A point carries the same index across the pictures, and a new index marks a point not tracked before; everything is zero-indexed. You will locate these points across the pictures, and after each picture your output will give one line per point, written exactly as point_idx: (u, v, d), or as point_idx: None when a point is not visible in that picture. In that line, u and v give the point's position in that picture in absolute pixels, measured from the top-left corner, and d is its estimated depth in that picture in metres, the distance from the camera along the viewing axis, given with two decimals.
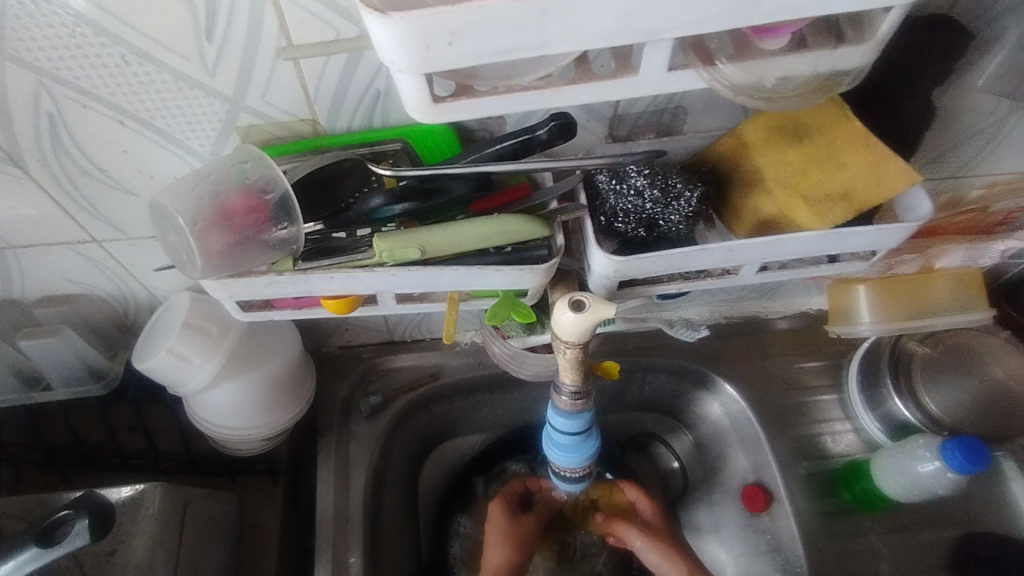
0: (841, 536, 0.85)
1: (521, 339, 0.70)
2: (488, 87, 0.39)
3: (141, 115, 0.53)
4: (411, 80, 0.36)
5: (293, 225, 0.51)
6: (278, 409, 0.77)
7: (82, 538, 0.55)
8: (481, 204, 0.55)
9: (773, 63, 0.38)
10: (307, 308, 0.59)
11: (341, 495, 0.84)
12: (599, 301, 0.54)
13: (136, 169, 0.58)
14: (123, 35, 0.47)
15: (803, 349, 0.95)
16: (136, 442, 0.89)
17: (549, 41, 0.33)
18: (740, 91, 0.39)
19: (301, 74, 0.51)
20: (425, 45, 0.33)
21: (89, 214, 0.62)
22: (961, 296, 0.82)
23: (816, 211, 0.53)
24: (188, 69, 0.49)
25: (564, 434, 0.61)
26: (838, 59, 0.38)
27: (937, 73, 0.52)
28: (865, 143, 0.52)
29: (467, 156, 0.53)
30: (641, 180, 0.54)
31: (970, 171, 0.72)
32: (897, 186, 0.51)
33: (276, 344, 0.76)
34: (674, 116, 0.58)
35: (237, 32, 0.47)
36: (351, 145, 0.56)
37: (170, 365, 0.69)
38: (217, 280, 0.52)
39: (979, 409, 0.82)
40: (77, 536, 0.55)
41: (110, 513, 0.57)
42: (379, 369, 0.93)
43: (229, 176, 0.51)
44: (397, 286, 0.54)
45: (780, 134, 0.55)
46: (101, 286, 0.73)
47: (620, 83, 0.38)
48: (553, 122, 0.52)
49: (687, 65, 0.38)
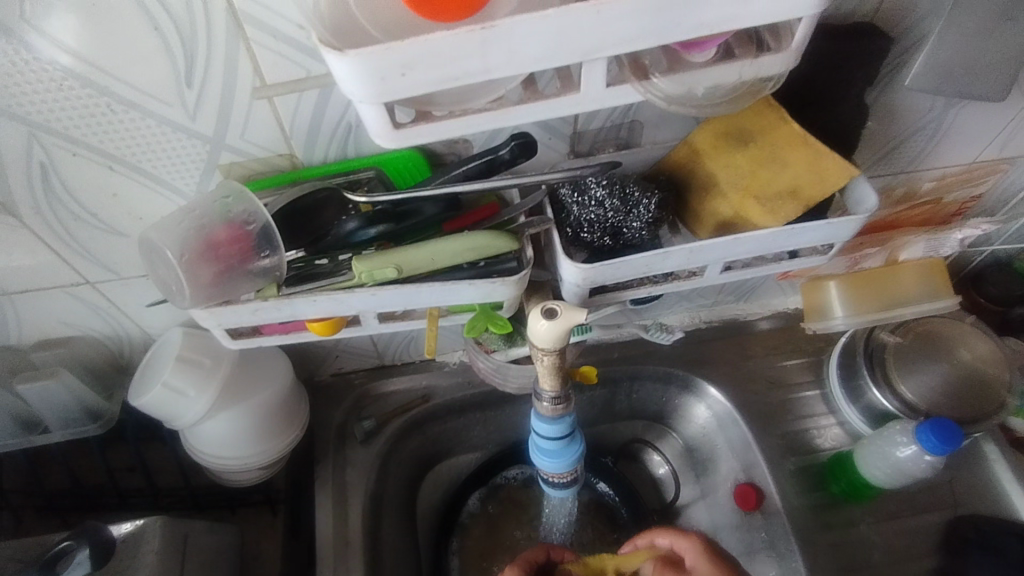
0: (833, 528, 0.86)
1: (504, 353, 0.73)
2: (445, 112, 0.42)
3: (129, 160, 0.56)
4: (372, 110, 0.40)
5: (275, 253, 0.54)
6: (273, 436, 0.79)
7: (83, 566, 0.64)
8: (454, 223, 0.58)
9: (702, 74, 0.42)
10: (294, 332, 0.61)
11: (339, 520, 0.85)
12: (569, 308, 0.57)
13: (126, 210, 0.61)
14: (108, 86, 0.50)
15: (783, 348, 0.98)
16: (135, 481, 0.90)
17: (493, 67, 0.37)
18: (674, 101, 0.43)
19: (276, 111, 0.54)
20: (381, 77, 0.36)
21: (82, 257, 0.65)
22: (927, 285, 0.85)
23: (768, 209, 0.57)
24: (170, 113, 0.53)
25: (548, 439, 0.63)
26: (760, 67, 0.42)
27: (865, 75, 0.57)
28: (805, 142, 0.56)
29: (436, 178, 0.56)
30: (600, 191, 0.58)
31: (919, 165, 0.76)
32: (839, 180, 0.55)
33: (268, 373, 0.78)
34: (631, 130, 0.62)
35: (214, 76, 0.51)
36: (327, 175, 0.59)
37: (165, 399, 0.71)
38: (205, 309, 0.55)
39: (956, 391, 0.84)
40: (79, 565, 0.63)
41: (109, 546, 0.65)
42: (372, 394, 0.95)
43: (213, 211, 0.54)
44: (377, 306, 0.57)
45: (727, 140, 0.59)
46: (95, 327, 0.76)
47: (565, 101, 0.42)
48: (514, 141, 0.55)
49: (624, 81, 0.41)
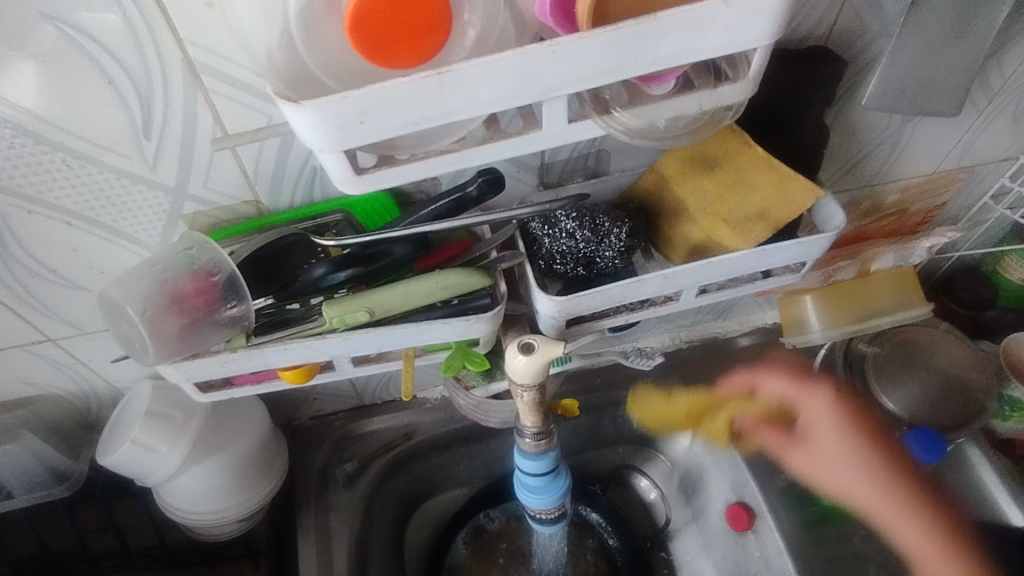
0: (826, 544, 0.85)
1: (484, 389, 0.71)
2: (408, 155, 0.42)
3: (87, 214, 0.55)
4: (333, 157, 0.39)
5: (242, 302, 0.52)
6: (251, 487, 0.76)
7: None
8: (425, 262, 0.57)
9: (662, 106, 0.42)
10: (267, 381, 0.60)
11: (324, 569, 0.82)
12: (547, 341, 0.57)
13: (86, 265, 0.59)
14: (62, 141, 0.49)
15: (765, 363, 0.98)
16: (105, 542, 0.85)
17: (452, 110, 0.37)
18: (637, 134, 0.43)
19: (238, 159, 0.54)
20: (339, 125, 0.36)
21: (42, 314, 0.63)
22: (901, 295, 0.86)
23: (739, 232, 0.57)
24: (129, 165, 0.52)
25: (532, 476, 0.62)
26: (719, 96, 0.42)
27: (825, 97, 0.58)
28: (770, 164, 0.56)
29: (405, 219, 0.56)
30: (571, 223, 0.57)
31: (882, 178, 0.77)
32: (805, 201, 0.55)
33: (243, 422, 0.75)
34: (598, 159, 0.62)
35: (173, 127, 0.50)
36: (294, 221, 0.58)
37: (135, 457, 0.68)
38: (172, 364, 0.53)
39: (937, 398, 0.84)
40: None
41: None
42: (353, 435, 0.93)
43: (176, 263, 0.53)
44: (351, 350, 0.56)
45: (694, 165, 0.59)
46: (59, 385, 0.73)
47: (528, 138, 0.42)
48: (481, 177, 0.54)
49: (585, 116, 0.41)
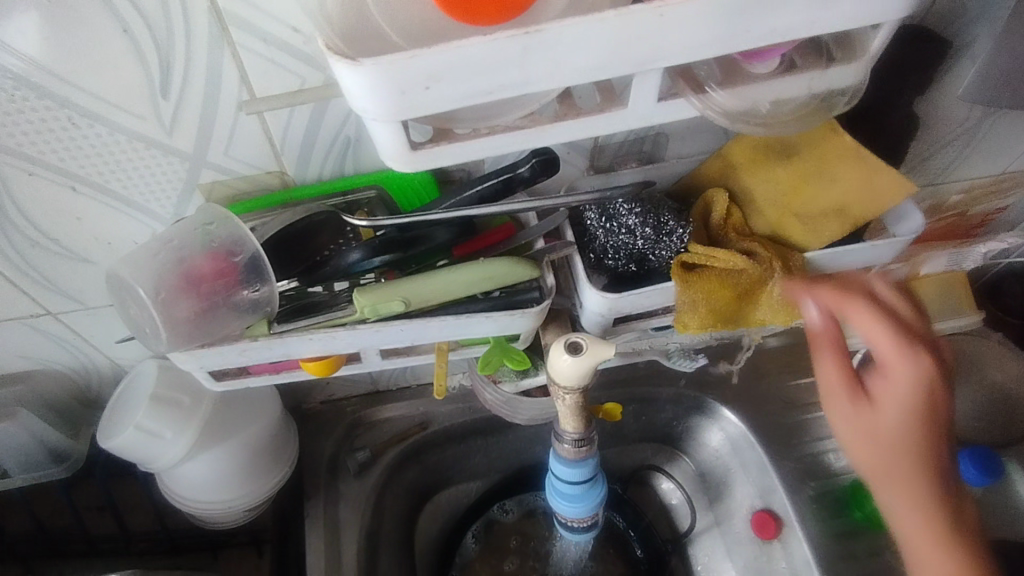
0: (857, 558, 0.81)
1: (514, 386, 0.66)
2: (469, 129, 0.36)
3: (94, 180, 0.49)
4: (386, 128, 0.34)
5: (266, 285, 0.47)
6: (260, 476, 0.72)
7: None
8: (464, 248, 0.52)
9: (764, 87, 0.36)
10: (285, 371, 0.55)
11: (333, 563, 0.78)
12: (596, 341, 0.52)
13: (92, 236, 0.54)
14: (70, 97, 0.43)
15: (798, 366, 0.92)
16: (105, 524, 0.81)
17: (532, 79, 0.31)
18: (733, 119, 0.37)
19: (265, 125, 0.48)
20: (401, 92, 0.30)
21: (41, 286, 0.58)
22: (952, 303, 0.80)
23: (811, 228, 0.52)
24: (143, 128, 0.46)
25: (568, 484, 0.57)
26: (830, 79, 0.36)
27: (916, 83, 0.53)
28: (858, 154, 0.51)
29: (446, 200, 0.51)
30: (631, 218, 0.53)
31: (947, 177, 0.70)
32: (892, 197, 0.50)
33: (254, 408, 0.71)
34: (656, 143, 0.57)
35: (195, 87, 0.44)
36: (322, 196, 0.53)
37: (139, 442, 0.64)
38: (185, 351, 0.48)
39: (985, 413, 0.80)
40: None
41: None
42: (366, 422, 0.88)
43: (192, 240, 0.47)
44: (381, 342, 0.51)
45: (768, 153, 0.54)
46: (59, 360, 0.68)
47: (608, 117, 0.36)
48: (535, 158, 0.49)
49: (676, 93, 0.36)
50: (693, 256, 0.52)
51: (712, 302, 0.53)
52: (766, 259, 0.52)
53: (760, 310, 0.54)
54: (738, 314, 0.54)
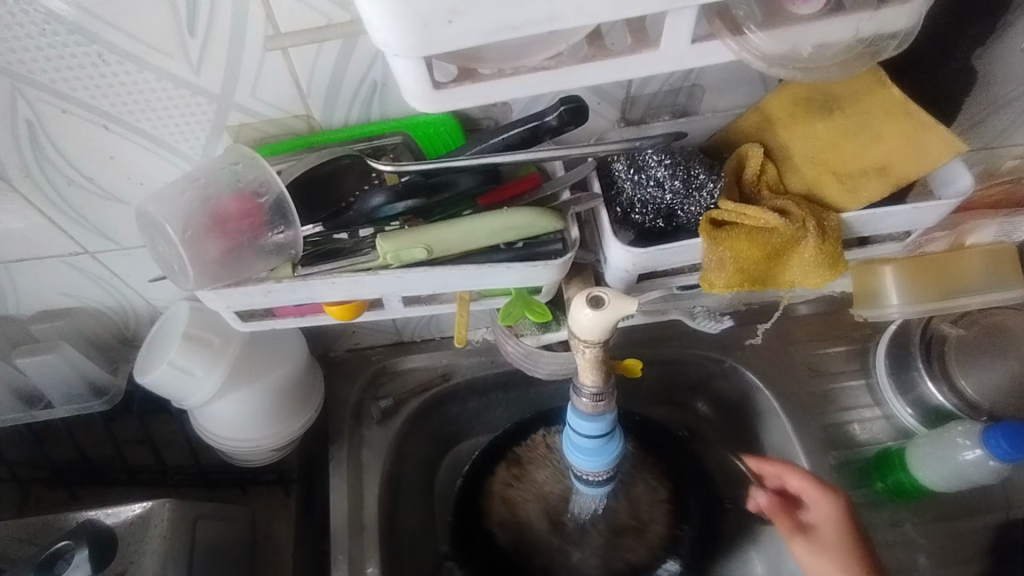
0: (873, 528, 0.80)
1: (536, 337, 0.66)
2: (494, 70, 0.35)
3: (125, 118, 0.50)
4: (408, 65, 0.33)
5: (290, 228, 0.48)
6: (285, 419, 0.74)
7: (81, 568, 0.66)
8: (490, 197, 0.51)
9: (808, 29, 0.35)
10: (309, 316, 0.56)
11: (355, 503, 0.81)
12: (618, 296, 0.51)
13: (125, 176, 0.55)
14: (100, 33, 0.43)
15: (829, 333, 0.89)
16: (143, 456, 0.85)
17: (560, 14, 0.30)
18: (771, 63, 0.36)
19: (292, 65, 0.48)
20: (422, 24, 0.29)
21: (78, 225, 0.59)
22: (995, 275, 0.76)
23: (849, 188, 0.51)
24: (172, 66, 0.46)
25: (586, 438, 0.58)
26: (881, 22, 0.34)
27: (978, 33, 0.49)
28: (904, 111, 0.49)
29: (472, 146, 0.50)
30: (662, 170, 0.51)
31: (1005, 141, 0.66)
32: (938, 157, 0.48)
33: (281, 352, 0.73)
34: (691, 95, 0.55)
35: (220, 24, 0.44)
36: (347, 141, 0.52)
37: (171, 378, 0.66)
38: (211, 290, 0.49)
39: (1021, 388, 0.78)
40: (77, 567, 0.66)
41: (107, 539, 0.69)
42: (390, 372, 0.89)
43: (219, 179, 0.48)
44: (403, 289, 0.51)
45: (807, 107, 0.52)
46: (98, 299, 0.71)
47: (638, 59, 0.35)
48: (563, 106, 0.48)
49: (712, 36, 0.34)
50: (722, 212, 0.51)
51: (740, 260, 0.51)
52: (799, 218, 0.50)
53: (792, 272, 0.53)
54: (767, 275, 0.53)
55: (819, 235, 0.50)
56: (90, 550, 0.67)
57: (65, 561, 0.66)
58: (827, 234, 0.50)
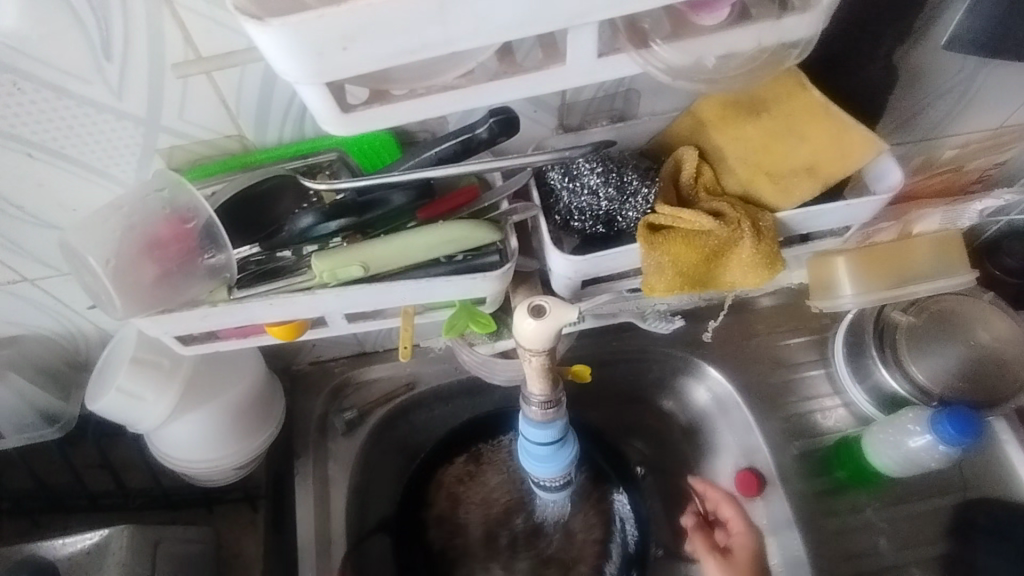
0: (838, 514, 0.80)
1: (490, 346, 0.65)
2: (404, 90, 0.35)
3: (49, 146, 0.49)
4: (313, 91, 0.33)
5: (223, 252, 0.48)
6: (243, 438, 0.73)
7: None
8: (428, 210, 0.51)
9: (714, 40, 0.35)
10: (254, 337, 0.56)
11: (321, 516, 0.79)
12: (559, 304, 0.51)
13: (58, 202, 0.54)
14: (9, 62, 0.43)
15: (787, 325, 0.89)
16: (104, 480, 0.84)
17: (456, 36, 0.30)
18: (680, 73, 0.37)
19: (216, 87, 0.47)
20: (317, 52, 0.29)
21: (14, 254, 0.58)
22: (944, 262, 0.75)
23: (782, 188, 0.51)
24: (90, 92, 0.45)
25: (539, 445, 0.58)
26: (782, 30, 0.35)
27: (900, 31, 0.50)
28: (828, 112, 0.50)
29: (406, 160, 0.50)
30: (595, 179, 0.51)
31: (942, 131, 0.66)
32: (864, 155, 0.49)
33: (236, 371, 0.72)
34: (627, 100, 0.55)
35: (138, 52, 0.44)
36: (280, 159, 0.52)
37: (121, 404, 0.65)
38: (148, 317, 0.49)
39: (971, 372, 0.79)
40: None
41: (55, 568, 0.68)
42: (353, 383, 0.88)
43: (148, 206, 0.48)
44: (344, 307, 0.51)
45: (737, 109, 0.52)
46: (44, 325, 0.70)
47: (548, 75, 0.35)
48: (494, 118, 0.47)
49: (619, 49, 0.35)
50: (658, 217, 0.51)
51: (679, 264, 0.52)
52: (733, 220, 0.51)
53: (732, 273, 0.53)
54: (708, 277, 0.53)
55: (755, 235, 0.51)
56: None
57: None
58: (762, 234, 0.51)
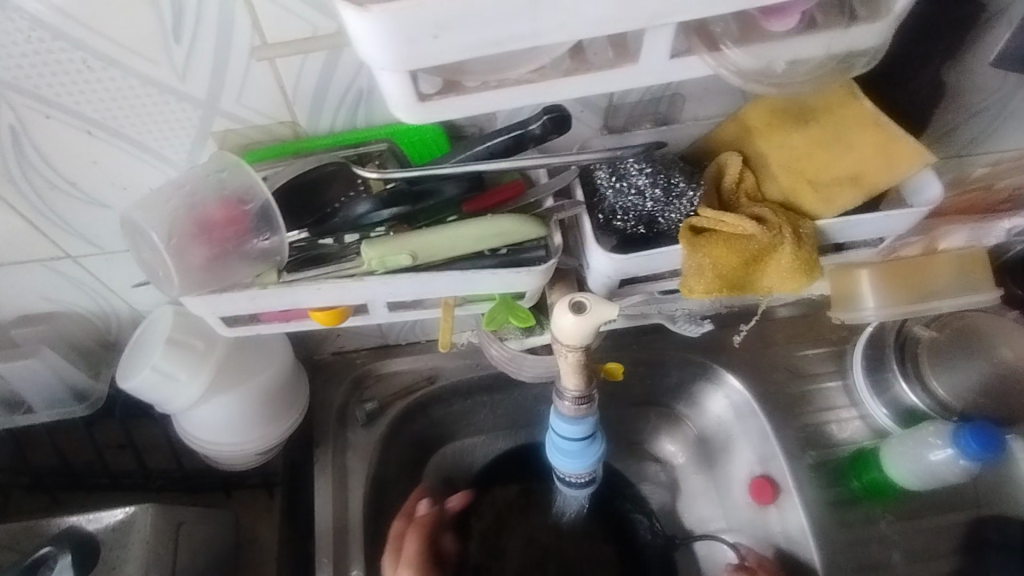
0: (853, 526, 0.80)
1: (519, 342, 0.66)
2: (479, 82, 0.36)
3: (109, 123, 0.50)
4: (394, 78, 0.34)
5: (276, 235, 0.49)
6: (270, 423, 0.74)
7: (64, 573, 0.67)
8: (475, 204, 0.52)
9: (782, 46, 0.36)
10: (295, 321, 0.57)
11: (340, 504, 0.80)
12: (600, 302, 0.52)
13: (109, 180, 0.54)
14: (82, 39, 0.43)
15: (807, 335, 0.89)
16: (125, 460, 0.85)
17: (541, 31, 0.31)
18: (746, 78, 0.38)
19: (277, 73, 0.48)
20: (409, 40, 0.30)
21: (60, 230, 0.59)
22: (967, 279, 0.76)
23: (824, 196, 0.52)
24: (156, 72, 0.46)
25: (569, 440, 0.59)
26: (851, 39, 0.36)
27: (947, 48, 0.51)
28: (876, 123, 0.51)
29: (457, 153, 0.51)
30: (643, 179, 0.53)
31: (976, 149, 0.67)
32: (909, 167, 0.50)
33: (266, 356, 0.73)
34: (672, 104, 0.56)
35: (206, 35, 0.44)
36: (332, 147, 0.53)
37: (155, 383, 0.66)
38: (197, 296, 0.50)
39: (991, 390, 0.79)
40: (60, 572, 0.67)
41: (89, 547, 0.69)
42: (375, 375, 0.89)
43: (205, 187, 0.49)
44: (388, 295, 0.52)
45: (784, 117, 0.53)
46: (79, 303, 0.70)
47: (618, 74, 0.36)
48: (548, 115, 0.48)
49: (689, 51, 0.36)
50: (701, 219, 0.52)
51: (720, 267, 0.52)
52: (776, 225, 0.52)
53: (769, 278, 0.54)
54: (746, 281, 0.54)
55: (796, 241, 0.52)
56: (73, 556, 0.68)
57: (50, 566, 0.67)
58: (803, 241, 0.52)
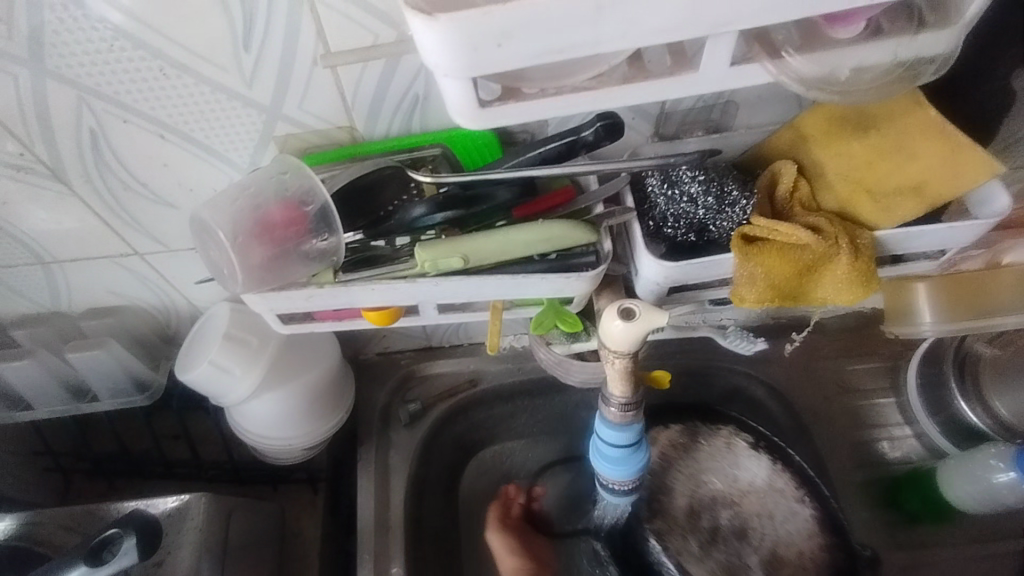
0: (908, 548, 0.76)
1: (565, 347, 0.66)
2: (537, 89, 0.37)
3: (180, 128, 0.52)
4: (457, 84, 0.35)
5: (333, 235, 0.50)
6: (318, 419, 0.76)
7: (129, 555, 0.61)
8: (525, 209, 0.53)
9: (846, 53, 0.36)
10: (347, 320, 0.58)
11: (382, 500, 0.81)
12: (649, 309, 0.52)
13: (177, 182, 0.57)
14: (160, 47, 0.46)
15: (857, 350, 0.86)
16: (180, 450, 0.88)
17: (603, 39, 0.31)
18: (809, 85, 0.37)
19: (338, 81, 0.50)
20: (475, 48, 0.31)
21: (129, 227, 0.62)
22: None
23: (882, 206, 0.51)
24: (226, 80, 0.49)
25: (613, 447, 0.59)
26: (919, 46, 0.36)
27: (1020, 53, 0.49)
28: (941, 130, 0.49)
29: (509, 160, 0.51)
30: (694, 186, 0.53)
31: None
32: (974, 178, 0.48)
33: (317, 353, 0.75)
34: (724, 112, 0.56)
35: (274, 44, 0.47)
36: (388, 152, 0.54)
37: (211, 376, 0.69)
38: (257, 293, 0.52)
39: None
40: (125, 554, 0.61)
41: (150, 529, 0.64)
42: (418, 376, 0.90)
43: (268, 188, 0.51)
44: (439, 297, 0.53)
45: (842, 125, 0.52)
46: (144, 298, 0.74)
47: (678, 82, 0.37)
48: (599, 122, 0.48)
49: (751, 58, 0.36)
50: (754, 228, 0.51)
51: (772, 276, 0.51)
52: (831, 235, 0.51)
53: (824, 289, 0.53)
54: (799, 291, 0.53)
55: (852, 252, 0.50)
56: (138, 537, 0.62)
57: (113, 549, 0.60)
58: (860, 252, 0.51)
